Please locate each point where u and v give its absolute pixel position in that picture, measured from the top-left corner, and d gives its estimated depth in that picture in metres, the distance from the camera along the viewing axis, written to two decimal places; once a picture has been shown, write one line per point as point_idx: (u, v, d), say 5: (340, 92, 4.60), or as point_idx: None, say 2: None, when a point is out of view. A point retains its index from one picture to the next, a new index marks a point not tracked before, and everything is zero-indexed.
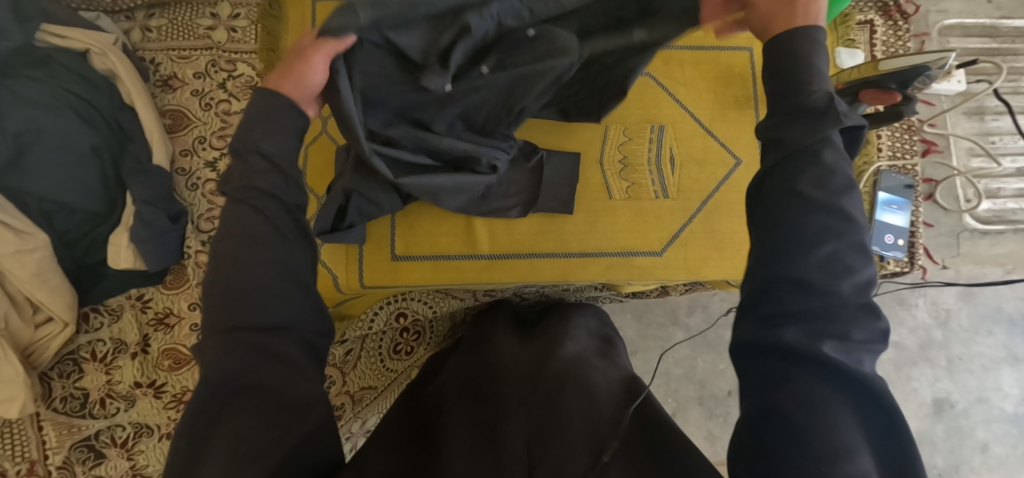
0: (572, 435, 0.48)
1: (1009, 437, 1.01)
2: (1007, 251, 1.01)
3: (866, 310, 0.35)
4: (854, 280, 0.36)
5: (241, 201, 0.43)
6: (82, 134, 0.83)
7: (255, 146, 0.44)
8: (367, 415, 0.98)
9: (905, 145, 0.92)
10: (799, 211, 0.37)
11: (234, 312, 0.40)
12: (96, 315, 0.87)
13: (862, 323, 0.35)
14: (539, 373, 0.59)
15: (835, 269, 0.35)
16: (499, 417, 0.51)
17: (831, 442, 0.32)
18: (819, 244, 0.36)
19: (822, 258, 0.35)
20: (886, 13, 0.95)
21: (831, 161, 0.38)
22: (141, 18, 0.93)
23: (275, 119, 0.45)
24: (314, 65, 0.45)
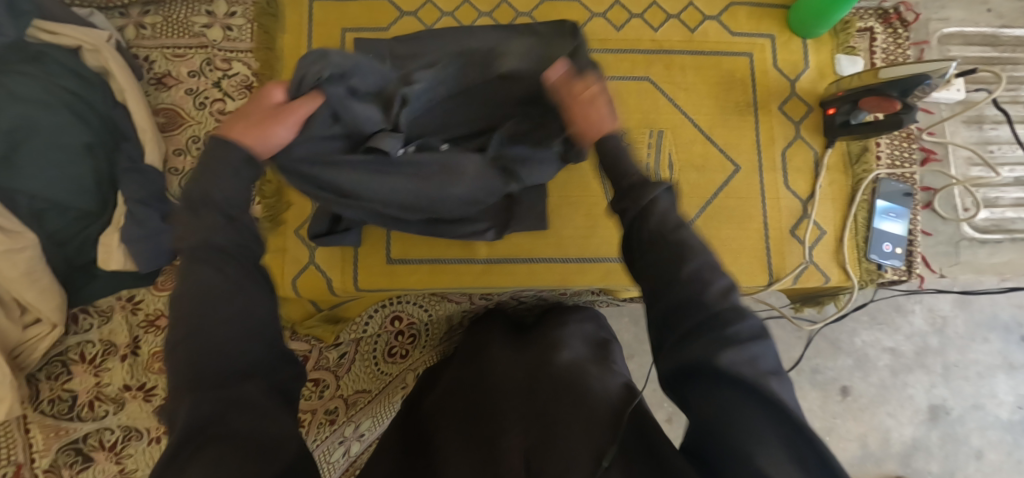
0: (571, 444, 0.47)
1: (1003, 444, 1.01)
2: (1005, 260, 1.00)
3: (735, 310, 0.39)
4: (717, 287, 0.40)
5: (197, 260, 0.40)
6: (74, 131, 0.81)
7: (206, 196, 0.43)
8: (360, 418, 0.96)
9: (905, 153, 0.91)
10: (657, 250, 0.43)
11: (200, 355, 0.37)
12: (85, 316, 0.86)
13: (737, 321, 0.38)
14: (534, 381, 0.59)
15: (693, 283, 0.41)
16: (495, 432, 0.50)
17: (746, 446, 0.34)
18: (681, 264, 0.41)
19: (688, 274, 0.41)
20: (886, 20, 0.94)
21: (663, 207, 0.46)
22: (136, 14, 0.92)
23: (227, 169, 0.45)
24: (285, 122, 0.52)
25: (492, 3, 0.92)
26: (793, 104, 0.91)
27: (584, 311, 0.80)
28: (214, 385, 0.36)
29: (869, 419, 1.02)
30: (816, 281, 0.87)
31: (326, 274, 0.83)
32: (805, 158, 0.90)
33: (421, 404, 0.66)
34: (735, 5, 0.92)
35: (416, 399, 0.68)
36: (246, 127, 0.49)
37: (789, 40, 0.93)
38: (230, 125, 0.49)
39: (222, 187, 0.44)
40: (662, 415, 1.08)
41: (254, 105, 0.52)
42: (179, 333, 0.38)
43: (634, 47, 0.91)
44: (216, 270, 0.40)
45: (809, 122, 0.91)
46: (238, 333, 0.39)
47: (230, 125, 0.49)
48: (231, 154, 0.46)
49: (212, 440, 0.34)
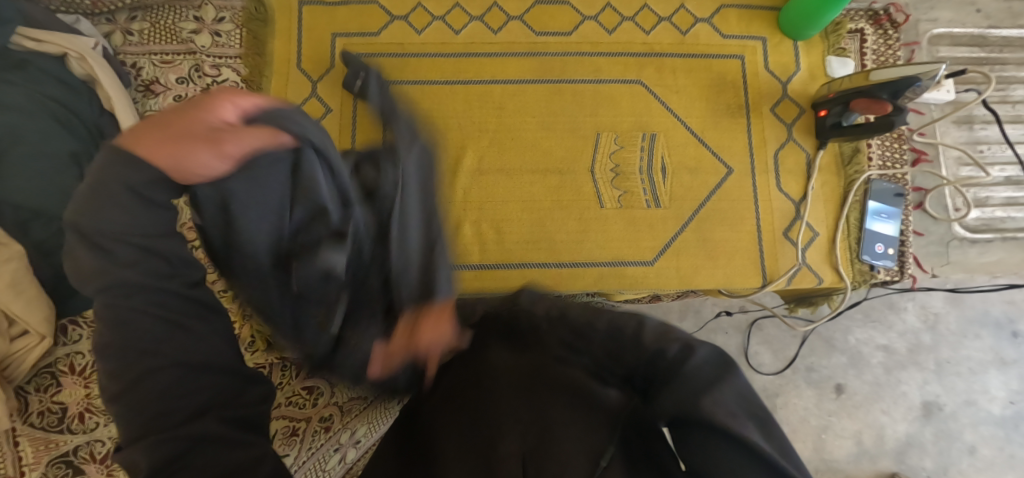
0: (570, 445, 0.46)
1: (996, 439, 1.01)
2: (996, 259, 1.01)
3: (682, 350, 0.46)
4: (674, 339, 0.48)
5: (118, 302, 0.42)
6: (60, 140, 0.80)
7: (99, 228, 0.41)
8: (356, 425, 0.93)
9: (896, 154, 0.91)
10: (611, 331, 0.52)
11: (153, 403, 0.42)
12: (74, 327, 0.85)
13: (686, 360, 0.45)
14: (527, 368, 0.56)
15: (650, 341, 0.49)
16: (493, 433, 0.50)
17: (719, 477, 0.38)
18: (629, 334, 0.51)
19: (650, 338, 0.49)
20: (875, 22, 0.94)
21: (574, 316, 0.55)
22: (123, 21, 0.91)
23: (124, 196, 0.40)
24: (218, 152, 0.40)
25: (482, 7, 0.91)
26: (785, 106, 0.91)
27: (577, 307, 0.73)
28: (173, 428, 0.42)
29: (863, 417, 1.02)
30: (809, 282, 0.87)
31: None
32: (797, 160, 0.90)
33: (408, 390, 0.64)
34: (726, 7, 0.92)
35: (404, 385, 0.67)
36: (163, 150, 0.39)
37: (780, 42, 0.93)
38: (144, 134, 0.40)
39: (154, 205, 0.42)
40: None
41: (194, 112, 0.39)
42: (127, 379, 0.42)
43: (625, 50, 0.91)
44: (156, 315, 0.44)
45: (800, 123, 0.91)
46: (183, 373, 0.44)
47: (148, 141, 0.40)
48: (140, 171, 0.40)
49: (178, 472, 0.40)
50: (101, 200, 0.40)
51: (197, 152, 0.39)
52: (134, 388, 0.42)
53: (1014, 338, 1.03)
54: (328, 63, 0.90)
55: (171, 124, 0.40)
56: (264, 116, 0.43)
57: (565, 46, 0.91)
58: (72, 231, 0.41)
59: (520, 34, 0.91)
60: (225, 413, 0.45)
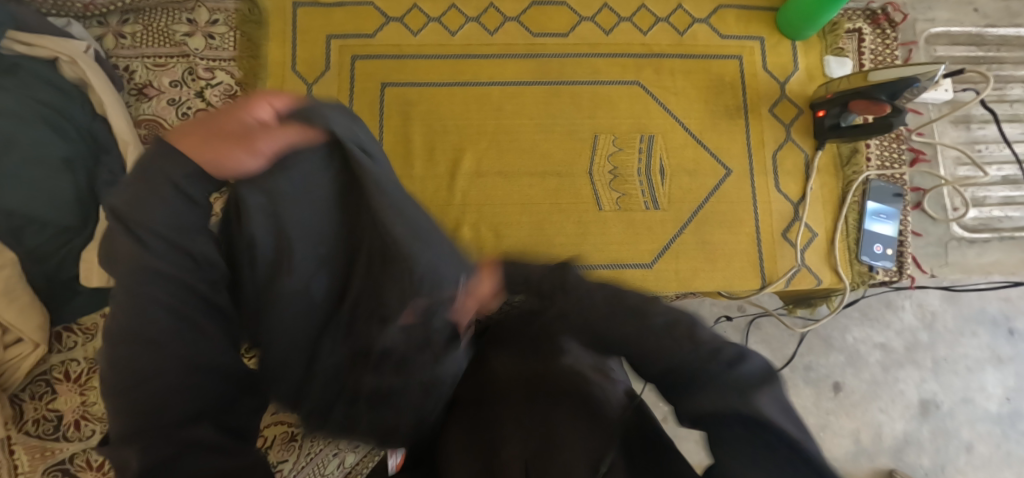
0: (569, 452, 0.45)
1: (993, 437, 1.02)
2: (994, 259, 1.01)
3: (721, 354, 0.35)
4: (700, 335, 0.37)
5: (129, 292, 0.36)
6: (52, 144, 0.78)
7: (143, 221, 0.36)
8: None
9: (894, 154, 0.91)
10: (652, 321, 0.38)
11: (145, 403, 0.37)
12: (68, 334, 0.84)
13: (741, 372, 0.34)
14: (528, 373, 0.53)
15: (697, 343, 0.37)
16: (492, 449, 0.47)
17: None
18: (680, 323, 0.38)
19: (684, 332, 0.37)
20: (873, 21, 0.94)
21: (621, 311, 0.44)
22: (115, 23, 0.90)
23: (162, 194, 0.36)
24: (252, 152, 0.38)
25: (479, 9, 0.90)
26: (783, 106, 0.91)
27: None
28: (156, 428, 0.37)
29: (861, 415, 1.02)
30: (808, 283, 0.87)
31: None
32: (795, 161, 0.90)
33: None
34: (724, 8, 0.92)
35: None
36: (201, 149, 0.37)
37: (778, 42, 0.92)
38: (186, 133, 0.37)
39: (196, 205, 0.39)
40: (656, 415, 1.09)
41: (229, 110, 0.37)
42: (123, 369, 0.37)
43: (623, 51, 0.90)
44: (166, 307, 0.37)
45: (799, 124, 0.91)
46: (180, 373, 0.38)
47: (185, 137, 0.37)
48: (178, 165, 0.37)
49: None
50: (146, 190, 0.36)
51: (237, 154, 0.38)
52: (126, 379, 0.37)
53: (1011, 336, 1.03)
54: (323, 65, 0.89)
55: (207, 119, 0.37)
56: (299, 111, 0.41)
57: (563, 47, 0.90)
58: (105, 212, 0.37)
59: (517, 35, 0.90)
60: (217, 417, 0.41)
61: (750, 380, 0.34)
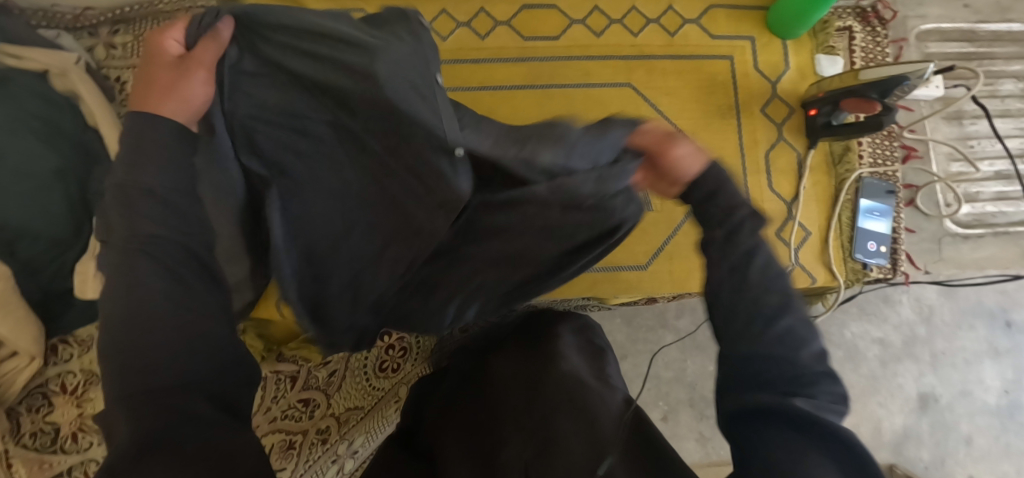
0: (570, 433, 0.49)
1: (991, 429, 1.02)
2: (989, 254, 1.01)
3: (830, 377, 0.38)
4: (811, 349, 0.39)
5: (128, 250, 0.40)
6: (44, 157, 0.77)
7: (136, 180, 0.41)
8: (354, 435, 0.95)
9: (886, 151, 0.91)
10: (756, 292, 0.40)
11: (134, 355, 0.37)
12: (64, 346, 0.84)
13: (825, 384, 0.38)
14: (529, 383, 0.59)
15: (790, 341, 0.39)
16: (496, 445, 0.53)
17: None
18: (778, 315, 0.39)
19: (780, 331, 0.39)
20: (864, 19, 0.94)
21: (745, 246, 0.42)
22: (105, 34, 0.90)
23: (147, 149, 0.42)
24: (204, 75, 0.46)
25: (469, 13, 0.90)
26: (775, 105, 0.91)
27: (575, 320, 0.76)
28: (157, 396, 0.36)
29: (860, 410, 1.02)
30: (803, 281, 0.88)
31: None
32: (789, 160, 0.90)
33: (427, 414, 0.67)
34: (714, 8, 0.92)
35: (428, 403, 0.71)
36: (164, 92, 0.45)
37: (770, 41, 0.92)
38: (141, 97, 0.45)
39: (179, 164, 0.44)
40: (657, 414, 1.09)
41: (151, 66, 0.46)
42: (116, 319, 0.39)
43: (614, 53, 0.90)
44: (154, 260, 0.40)
45: (790, 123, 0.91)
46: (172, 326, 0.39)
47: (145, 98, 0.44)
48: (159, 125, 0.43)
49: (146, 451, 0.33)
50: (143, 147, 0.42)
51: (188, 84, 0.46)
52: (121, 344, 0.38)
53: (1008, 328, 1.04)
54: None
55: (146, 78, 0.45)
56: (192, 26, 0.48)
57: (554, 50, 0.90)
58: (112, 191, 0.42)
59: (508, 39, 0.90)
60: (209, 389, 0.39)
61: (835, 409, 0.37)
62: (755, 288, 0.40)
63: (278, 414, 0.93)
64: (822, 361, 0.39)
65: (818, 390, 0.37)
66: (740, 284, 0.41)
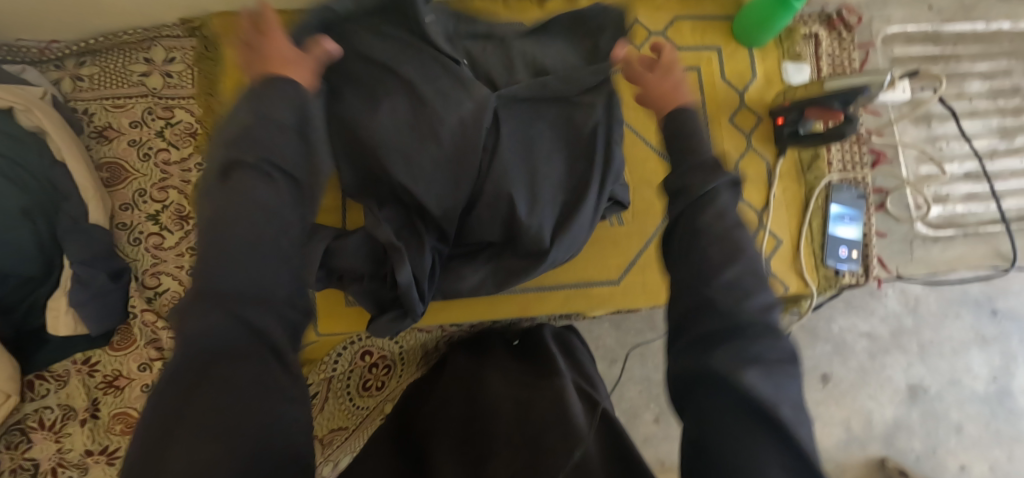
0: (561, 439, 0.54)
1: (981, 416, 1.04)
2: (958, 254, 1.02)
3: (771, 331, 0.39)
4: (758, 300, 0.40)
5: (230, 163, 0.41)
6: (10, 196, 0.77)
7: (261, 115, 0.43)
8: (339, 456, 0.97)
9: (855, 158, 0.92)
10: (706, 241, 0.42)
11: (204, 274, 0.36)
12: (41, 382, 0.82)
13: (771, 343, 0.38)
14: (524, 396, 0.64)
15: (736, 293, 0.40)
16: (484, 454, 0.55)
17: (751, 459, 0.34)
18: (722, 270, 0.41)
19: (728, 284, 0.40)
20: (830, 24, 0.95)
21: (722, 203, 0.44)
22: (72, 66, 0.90)
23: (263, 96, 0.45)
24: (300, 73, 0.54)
25: None
26: (743, 115, 0.91)
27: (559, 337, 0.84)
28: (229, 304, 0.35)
29: (850, 404, 1.03)
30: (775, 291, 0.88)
31: (350, 300, 0.83)
32: (757, 169, 0.90)
33: (415, 414, 0.70)
34: (680, 19, 0.92)
35: (416, 404, 0.74)
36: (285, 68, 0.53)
37: (736, 50, 0.93)
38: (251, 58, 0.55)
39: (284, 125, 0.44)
40: (649, 415, 1.10)
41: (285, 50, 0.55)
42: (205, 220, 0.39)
43: None
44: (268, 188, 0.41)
45: (759, 132, 0.91)
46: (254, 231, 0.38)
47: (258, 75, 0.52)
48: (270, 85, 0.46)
49: (202, 381, 0.33)
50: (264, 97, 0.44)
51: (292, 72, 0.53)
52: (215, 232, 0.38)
53: (993, 315, 1.04)
54: None
55: (262, 57, 0.53)
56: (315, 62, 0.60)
57: None
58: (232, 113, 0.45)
59: None
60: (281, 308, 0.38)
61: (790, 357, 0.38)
62: (715, 237, 0.42)
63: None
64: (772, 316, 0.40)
65: (766, 343, 0.38)
66: (693, 230, 0.43)
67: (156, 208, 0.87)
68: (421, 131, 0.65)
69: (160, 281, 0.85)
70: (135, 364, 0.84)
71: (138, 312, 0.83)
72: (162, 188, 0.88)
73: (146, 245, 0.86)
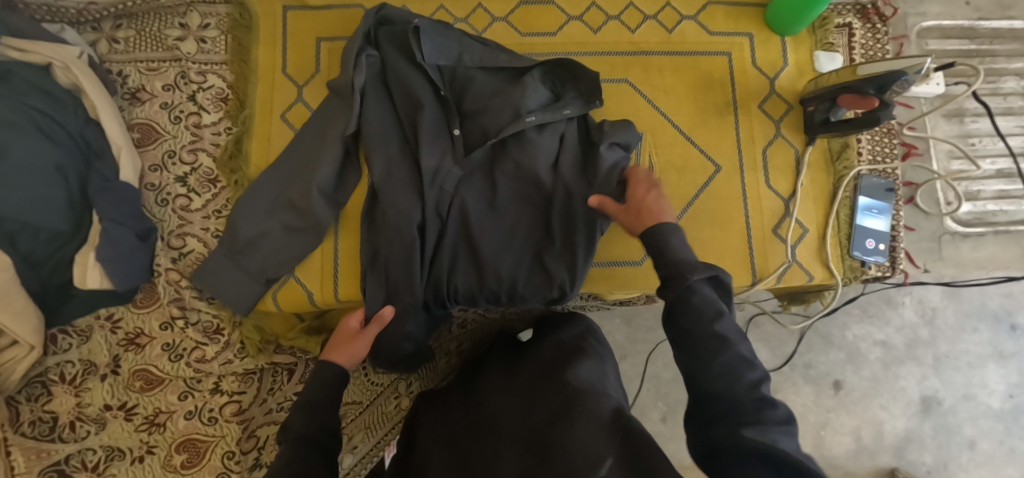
0: (568, 432, 0.51)
1: (995, 433, 1.01)
2: (988, 253, 1.01)
3: (762, 401, 0.49)
4: (747, 379, 0.51)
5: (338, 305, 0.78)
6: (46, 152, 0.77)
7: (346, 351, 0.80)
8: (353, 431, 0.88)
9: (885, 149, 0.91)
10: (697, 326, 0.54)
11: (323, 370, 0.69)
12: (64, 337, 0.83)
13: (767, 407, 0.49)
14: (531, 388, 0.62)
15: (728, 374, 0.51)
16: (491, 457, 0.53)
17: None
18: (714, 358, 0.52)
19: (720, 366, 0.51)
20: (864, 15, 0.94)
21: (693, 282, 0.56)
22: (108, 29, 0.91)
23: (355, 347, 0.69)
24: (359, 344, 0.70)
25: (467, 9, 0.92)
26: (773, 102, 0.91)
27: (579, 324, 0.76)
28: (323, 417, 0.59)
29: (861, 413, 1.02)
30: (800, 279, 0.87)
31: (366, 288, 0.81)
32: (786, 157, 0.89)
33: (414, 411, 0.70)
34: (713, 4, 0.92)
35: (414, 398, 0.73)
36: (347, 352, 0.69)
37: (768, 38, 0.92)
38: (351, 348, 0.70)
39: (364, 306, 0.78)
40: (656, 414, 1.09)
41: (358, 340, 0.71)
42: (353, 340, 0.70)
43: (612, 50, 0.91)
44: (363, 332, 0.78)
45: (789, 120, 0.91)
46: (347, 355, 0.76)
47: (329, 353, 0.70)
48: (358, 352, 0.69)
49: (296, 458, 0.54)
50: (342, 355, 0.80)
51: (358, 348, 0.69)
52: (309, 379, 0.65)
53: (1012, 331, 1.03)
54: (313, 65, 0.91)
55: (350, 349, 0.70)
56: (378, 80, 0.83)
57: (551, 46, 0.91)
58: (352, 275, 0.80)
59: (506, 35, 0.91)
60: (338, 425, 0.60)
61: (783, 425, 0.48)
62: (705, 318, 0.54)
63: (274, 406, 0.85)
64: (760, 386, 0.51)
65: (765, 408, 0.49)
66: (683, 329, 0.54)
67: (184, 170, 0.88)
68: (439, 129, 0.81)
69: (186, 243, 0.86)
70: (157, 323, 0.85)
71: (162, 271, 0.85)
72: (193, 151, 0.89)
73: (173, 206, 0.87)
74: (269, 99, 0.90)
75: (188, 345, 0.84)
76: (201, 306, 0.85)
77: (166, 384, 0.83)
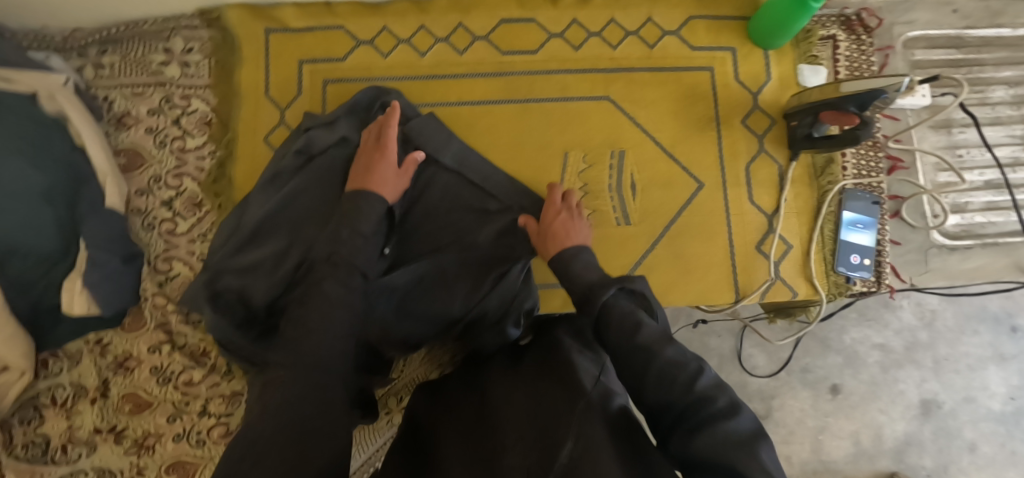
0: (573, 426, 0.49)
1: (996, 436, 1.01)
2: (977, 265, 0.99)
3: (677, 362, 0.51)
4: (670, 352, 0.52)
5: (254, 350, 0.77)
6: (35, 176, 0.75)
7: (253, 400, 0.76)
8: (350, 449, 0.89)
9: (871, 163, 0.90)
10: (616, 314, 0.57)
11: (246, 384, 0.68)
12: (54, 360, 0.84)
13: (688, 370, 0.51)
14: (534, 384, 0.59)
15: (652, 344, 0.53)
16: (497, 448, 0.50)
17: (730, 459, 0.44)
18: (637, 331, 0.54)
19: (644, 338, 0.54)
20: (848, 27, 0.93)
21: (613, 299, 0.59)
22: (94, 54, 0.91)
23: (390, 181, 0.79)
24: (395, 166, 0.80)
25: (448, 28, 0.92)
26: (756, 117, 0.90)
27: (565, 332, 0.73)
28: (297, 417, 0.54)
29: (860, 416, 1.02)
30: (784, 296, 0.87)
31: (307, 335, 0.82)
32: (769, 172, 0.89)
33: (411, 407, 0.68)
34: (694, 18, 0.92)
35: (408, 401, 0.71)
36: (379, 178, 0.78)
37: (751, 51, 0.92)
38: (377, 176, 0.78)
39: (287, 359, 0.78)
40: None
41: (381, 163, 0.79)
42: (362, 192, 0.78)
43: (592, 66, 0.91)
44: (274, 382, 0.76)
45: (772, 135, 0.90)
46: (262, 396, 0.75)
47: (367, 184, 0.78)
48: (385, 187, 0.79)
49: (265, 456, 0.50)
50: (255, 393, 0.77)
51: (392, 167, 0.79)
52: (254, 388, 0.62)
53: (1012, 333, 1.02)
54: (295, 88, 0.92)
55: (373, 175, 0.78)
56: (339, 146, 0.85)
57: (533, 64, 0.91)
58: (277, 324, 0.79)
59: (486, 54, 0.91)
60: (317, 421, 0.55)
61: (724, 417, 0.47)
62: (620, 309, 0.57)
63: None
64: (697, 383, 0.50)
65: (704, 409, 0.48)
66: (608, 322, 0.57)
67: (169, 195, 0.89)
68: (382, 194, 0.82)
69: (173, 266, 0.88)
70: (146, 347, 0.86)
71: (149, 295, 0.87)
72: (177, 176, 0.90)
73: (160, 231, 0.88)
74: (253, 123, 0.91)
75: (175, 368, 0.86)
76: (187, 330, 0.87)
77: (154, 407, 0.84)
